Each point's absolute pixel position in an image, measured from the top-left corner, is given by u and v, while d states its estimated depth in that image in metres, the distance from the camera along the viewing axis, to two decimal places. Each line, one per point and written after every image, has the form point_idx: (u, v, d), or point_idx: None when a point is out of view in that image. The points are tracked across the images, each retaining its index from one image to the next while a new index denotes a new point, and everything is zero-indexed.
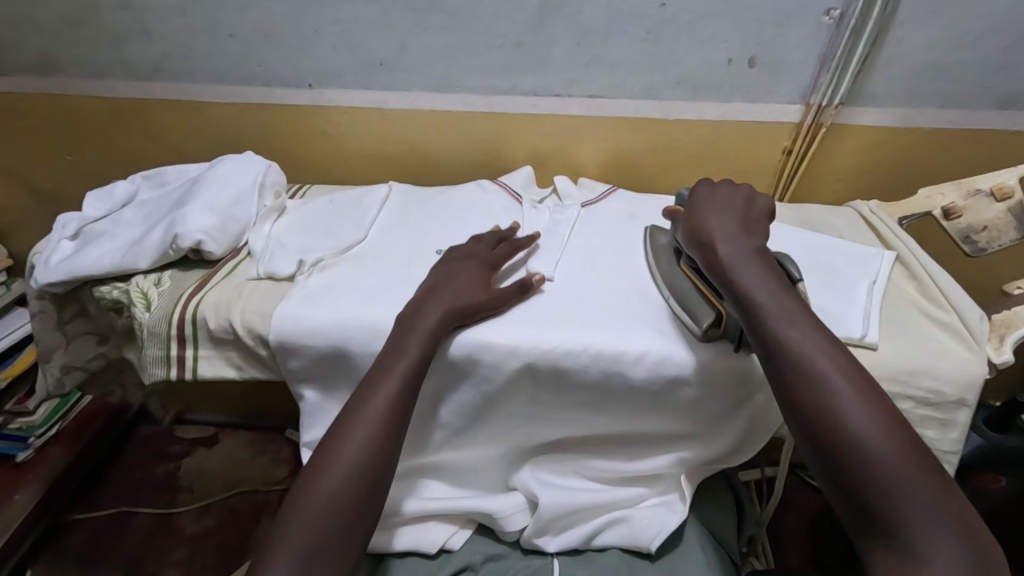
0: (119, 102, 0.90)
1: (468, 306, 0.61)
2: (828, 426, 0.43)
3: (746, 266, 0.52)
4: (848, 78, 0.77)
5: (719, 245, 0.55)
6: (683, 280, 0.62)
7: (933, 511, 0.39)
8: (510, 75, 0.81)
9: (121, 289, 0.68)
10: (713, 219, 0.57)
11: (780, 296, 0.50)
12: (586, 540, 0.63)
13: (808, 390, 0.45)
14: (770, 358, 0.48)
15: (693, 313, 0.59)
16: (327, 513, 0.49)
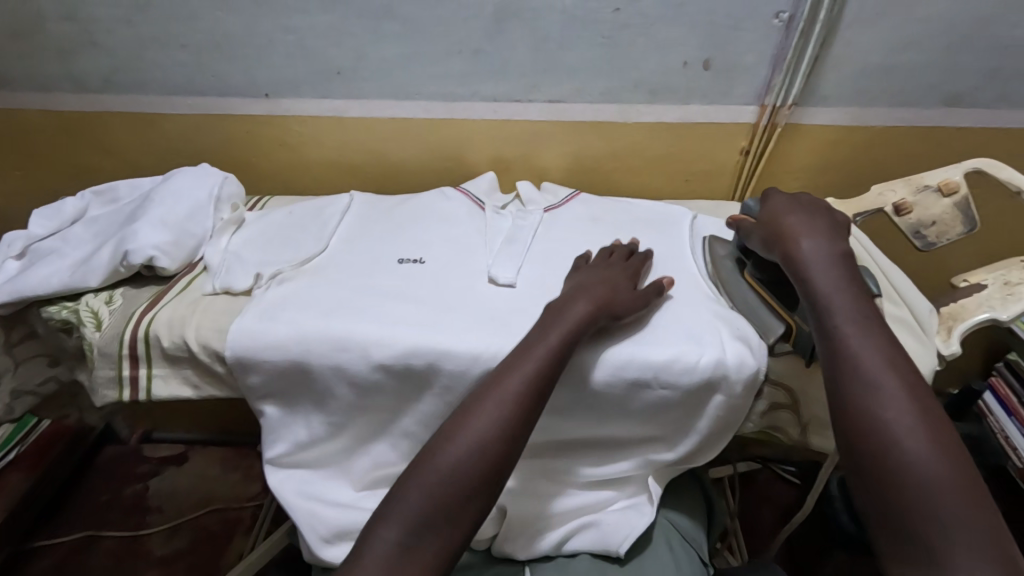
0: (67, 116, 0.88)
1: (618, 304, 0.60)
2: (878, 440, 0.46)
3: (827, 271, 0.55)
4: (800, 79, 0.78)
5: (802, 246, 0.57)
6: (748, 289, 0.65)
7: (971, 539, 0.41)
8: (468, 82, 0.81)
9: (70, 309, 0.66)
10: (794, 219, 0.60)
11: (851, 304, 0.53)
12: (556, 547, 0.63)
13: (860, 399, 0.48)
14: (832, 362, 0.51)
15: (762, 324, 0.61)
16: (430, 501, 0.48)
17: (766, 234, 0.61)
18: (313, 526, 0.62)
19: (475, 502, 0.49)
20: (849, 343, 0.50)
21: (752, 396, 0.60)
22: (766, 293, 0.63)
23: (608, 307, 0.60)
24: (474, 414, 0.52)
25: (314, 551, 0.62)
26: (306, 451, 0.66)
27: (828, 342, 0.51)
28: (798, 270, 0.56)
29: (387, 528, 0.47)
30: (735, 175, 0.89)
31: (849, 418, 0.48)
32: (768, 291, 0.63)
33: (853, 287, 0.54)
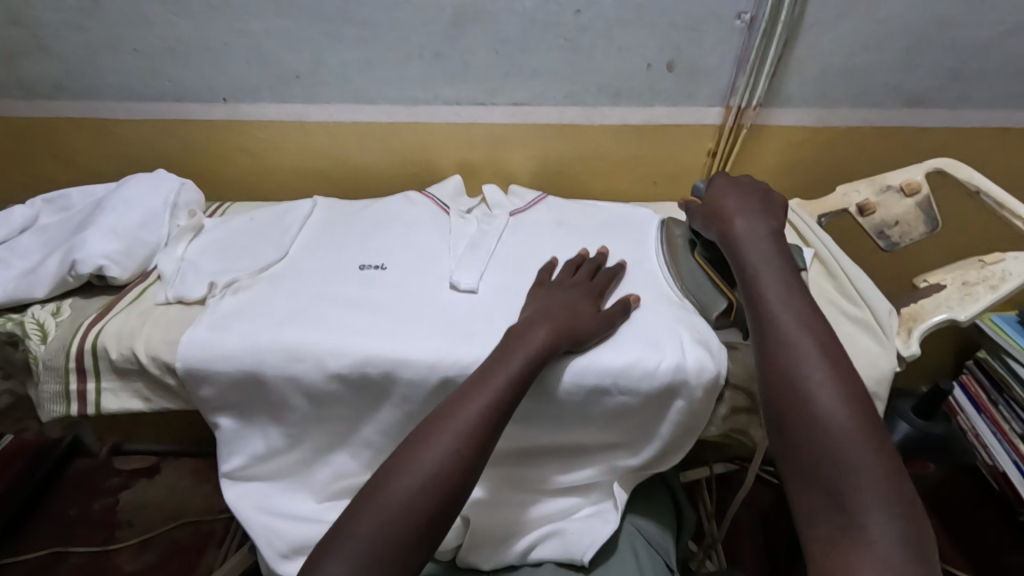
0: (20, 123, 0.86)
1: (582, 330, 0.58)
2: (792, 393, 0.46)
3: (756, 245, 0.58)
4: (764, 80, 0.78)
5: (735, 224, 0.60)
6: (696, 267, 0.68)
7: (874, 486, 0.40)
8: (430, 86, 0.80)
9: (15, 321, 0.63)
10: (733, 202, 0.63)
11: (776, 272, 0.55)
12: (520, 555, 0.62)
13: (778, 356, 0.49)
14: (757, 326, 0.52)
15: (704, 300, 0.64)
16: (383, 529, 0.45)
17: (710, 216, 0.64)
18: (271, 540, 0.61)
19: (429, 533, 0.46)
20: (771, 306, 0.52)
21: (713, 399, 0.59)
22: (711, 271, 0.66)
23: (572, 336, 0.58)
24: (430, 438, 0.49)
25: (272, 566, 0.60)
26: (265, 463, 0.64)
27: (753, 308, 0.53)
28: (731, 246, 0.59)
29: (335, 558, 0.43)
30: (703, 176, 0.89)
31: (769, 375, 0.49)
32: (713, 270, 0.66)
33: (779, 258, 0.56)
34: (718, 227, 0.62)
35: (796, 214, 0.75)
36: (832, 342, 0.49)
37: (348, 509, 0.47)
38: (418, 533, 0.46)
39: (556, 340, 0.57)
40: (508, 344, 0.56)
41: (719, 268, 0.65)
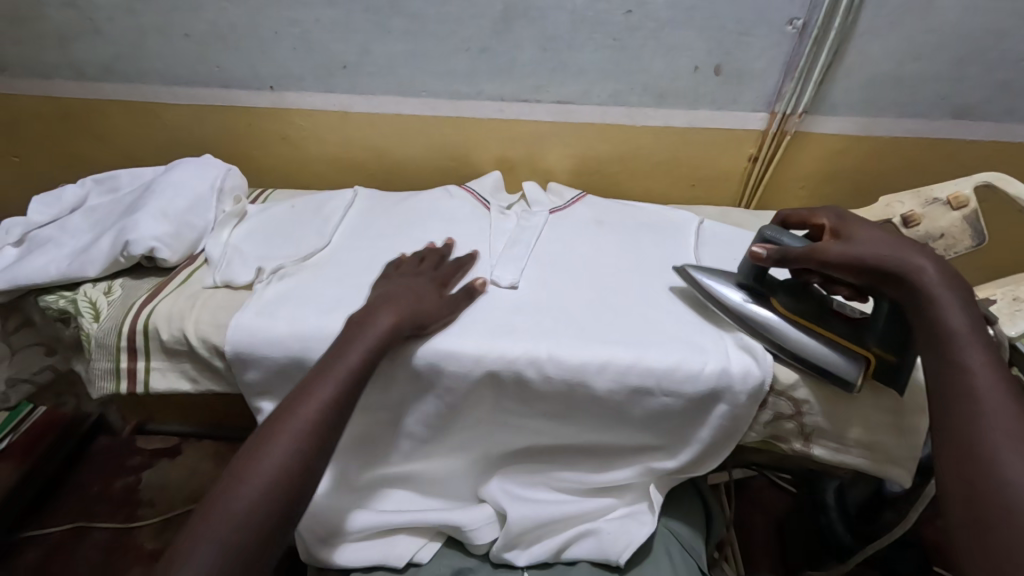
0: (66, 102, 0.87)
1: (427, 313, 0.60)
2: (997, 507, 0.38)
3: (955, 297, 0.46)
4: (811, 87, 0.78)
5: (924, 267, 0.48)
6: (779, 321, 0.59)
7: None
8: (475, 81, 0.80)
9: (68, 299, 0.65)
10: (902, 239, 0.51)
11: (981, 344, 0.44)
12: (554, 554, 0.62)
13: (976, 456, 0.40)
14: (950, 407, 0.43)
15: (835, 359, 0.56)
16: (222, 541, 0.43)
17: (872, 255, 0.50)
18: (311, 527, 0.61)
19: (273, 540, 0.45)
20: (976, 386, 0.42)
21: (757, 405, 0.59)
22: (813, 325, 0.58)
23: (414, 323, 0.59)
24: (270, 444, 0.48)
25: (312, 551, 0.61)
26: None
27: (943, 384, 0.44)
28: (915, 294, 0.48)
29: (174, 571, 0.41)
30: (742, 181, 0.89)
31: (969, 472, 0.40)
32: (815, 323, 0.58)
33: (980, 327, 0.46)
34: (900, 273, 0.48)
35: None
36: None
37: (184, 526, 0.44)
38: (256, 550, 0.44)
39: (408, 327, 0.58)
40: (352, 333, 0.56)
41: (818, 321, 0.58)
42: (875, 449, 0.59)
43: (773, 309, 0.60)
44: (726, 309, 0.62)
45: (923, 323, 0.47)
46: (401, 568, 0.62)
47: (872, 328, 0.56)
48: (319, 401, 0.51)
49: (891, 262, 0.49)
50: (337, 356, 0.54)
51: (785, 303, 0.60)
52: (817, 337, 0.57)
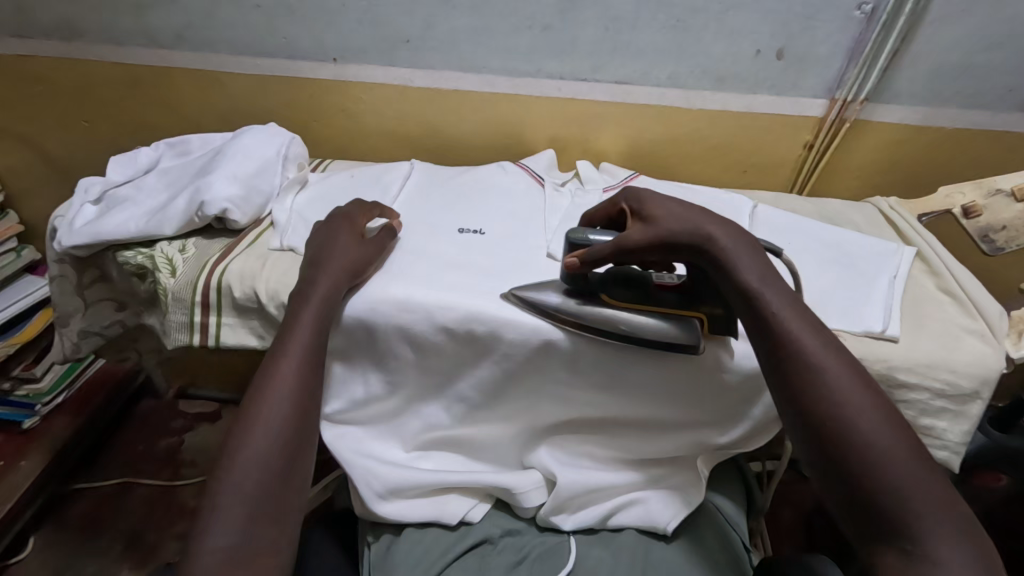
0: (136, 69, 0.90)
1: (359, 264, 0.62)
2: (851, 443, 0.45)
3: (746, 257, 0.53)
4: (875, 74, 0.78)
5: (714, 233, 0.54)
6: (618, 314, 0.60)
7: (948, 523, 0.41)
8: (535, 58, 0.81)
9: (145, 255, 0.68)
10: (699, 210, 0.57)
11: (779, 293, 0.52)
12: (602, 519, 0.64)
13: (813, 395, 0.47)
14: (779, 359, 0.50)
15: (676, 328, 0.59)
16: (255, 485, 0.48)
17: (676, 231, 0.54)
18: (369, 482, 0.63)
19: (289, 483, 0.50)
20: (800, 335, 0.49)
21: None
22: (643, 307, 0.60)
23: (352, 274, 0.61)
24: (264, 399, 0.52)
25: (369, 505, 0.63)
26: (362, 410, 0.67)
27: (765, 341, 0.51)
28: (718, 258, 0.53)
29: (217, 523, 0.46)
30: (795, 169, 0.89)
31: (812, 410, 0.47)
32: (648, 304, 0.60)
33: (772, 272, 0.53)
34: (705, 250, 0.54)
35: (895, 211, 0.78)
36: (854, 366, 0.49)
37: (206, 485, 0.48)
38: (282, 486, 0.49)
39: (349, 279, 0.61)
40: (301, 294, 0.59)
41: (651, 302, 0.60)
42: (929, 433, 0.59)
43: (606, 305, 0.61)
44: (557, 319, 0.60)
45: (728, 284, 0.53)
46: (455, 525, 0.65)
47: (697, 290, 0.60)
48: (291, 364, 0.54)
49: (694, 234, 0.54)
50: (296, 313, 0.57)
51: (615, 295, 0.61)
52: (657, 315, 0.60)
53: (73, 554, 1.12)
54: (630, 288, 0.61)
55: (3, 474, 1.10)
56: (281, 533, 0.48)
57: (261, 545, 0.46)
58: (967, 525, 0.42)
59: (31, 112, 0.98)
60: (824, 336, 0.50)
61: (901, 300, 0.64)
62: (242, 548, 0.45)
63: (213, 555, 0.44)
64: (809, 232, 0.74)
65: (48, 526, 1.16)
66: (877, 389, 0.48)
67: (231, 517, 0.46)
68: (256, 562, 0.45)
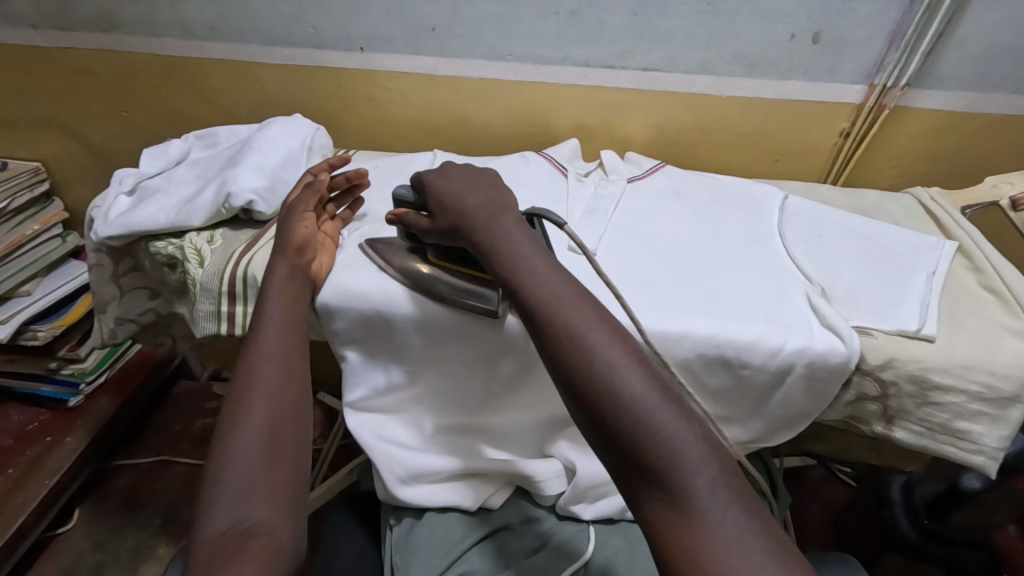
0: (171, 60, 0.92)
1: (303, 242, 0.65)
2: (598, 389, 0.46)
3: (506, 224, 0.58)
4: (918, 58, 0.75)
5: (477, 224, 0.59)
6: (435, 274, 0.63)
7: (701, 453, 0.42)
8: (562, 45, 0.80)
9: (176, 245, 0.70)
10: (462, 198, 0.61)
11: (534, 268, 0.54)
12: (620, 510, 0.65)
13: (573, 359, 0.48)
14: (541, 331, 0.51)
15: (471, 293, 0.61)
16: (249, 470, 0.51)
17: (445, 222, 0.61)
18: (391, 467, 0.65)
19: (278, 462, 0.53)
20: (546, 293, 0.52)
21: (839, 383, 0.57)
22: (461, 269, 0.62)
23: (301, 252, 0.64)
24: (246, 393, 0.56)
25: (390, 489, 0.65)
26: (384, 397, 0.68)
27: (533, 311, 0.52)
28: (481, 247, 0.58)
29: (218, 508, 0.49)
30: (831, 157, 0.85)
31: (572, 375, 0.47)
32: (459, 266, 0.62)
33: (534, 248, 0.56)
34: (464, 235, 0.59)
35: (936, 203, 0.75)
36: (592, 314, 0.51)
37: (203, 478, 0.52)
38: (274, 469, 0.52)
39: (297, 259, 0.64)
40: (266, 291, 0.63)
41: (463, 265, 0.62)
42: (965, 437, 0.56)
43: (429, 264, 0.63)
44: (385, 265, 0.64)
45: (490, 264, 0.57)
46: (474, 510, 0.66)
47: None
48: (263, 352, 0.59)
49: (460, 227, 0.60)
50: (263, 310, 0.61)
51: (438, 255, 0.63)
52: (466, 278, 0.62)
53: (116, 526, 1.18)
54: (453, 249, 0.63)
55: (49, 449, 1.16)
56: (277, 511, 0.50)
57: (258, 521, 0.49)
58: (720, 454, 0.43)
59: (74, 104, 1.01)
60: (580, 299, 0.52)
61: (940, 297, 0.61)
62: (240, 526, 0.48)
63: (213, 537, 0.47)
64: (844, 223, 0.71)
65: (91, 499, 1.22)
66: (630, 341, 0.49)
67: (227, 502, 0.49)
68: (254, 537, 0.47)
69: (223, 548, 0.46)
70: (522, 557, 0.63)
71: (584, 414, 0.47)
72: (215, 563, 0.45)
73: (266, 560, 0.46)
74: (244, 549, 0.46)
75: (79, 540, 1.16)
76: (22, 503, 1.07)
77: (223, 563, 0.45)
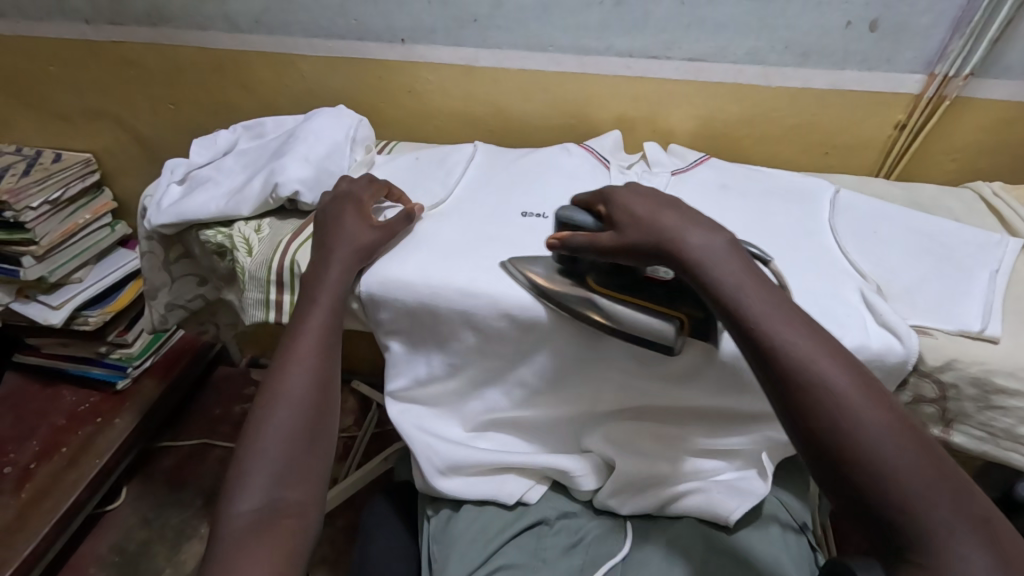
0: (218, 53, 0.94)
1: (369, 246, 0.64)
2: (854, 445, 0.43)
3: (725, 250, 0.53)
4: (984, 46, 0.71)
5: (683, 240, 0.54)
6: (599, 300, 0.58)
7: (965, 524, 0.40)
8: (606, 35, 0.79)
9: (225, 234, 0.71)
10: (659, 215, 0.56)
11: (768, 303, 0.50)
12: (660, 507, 0.64)
13: (821, 413, 0.45)
14: (776, 373, 0.47)
15: (651, 324, 0.57)
16: (282, 451, 0.52)
17: (643, 241, 0.55)
18: (430, 458, 0.65)
19: (311, 445, 0.54)
20: (781, 332, 0.48)
21: (894, 383, 0.55)
22: (625, 299, 0.59)
23: (364, 254, 0.63)
24: (287, 373, 0.57)
25: (428, 480, 0.65)
26: (425, 388, 0.68)
27: (762, 354, 0.48)
28: (686, 262, 0.53)
29: (248, 486, 0.50)
30: (884, 151, 0.82)
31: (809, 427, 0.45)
32: (627, 295, 0.59)
33: (755, 278, 0.51)
34: (669, 252, 0.54)
35: (999, 198, 0.72)
36: (840, 359, 0.47)
37: (236, 453, 0.53)
38: (307, 451, 0.54)
39: (359, 259, 0.63)
40: (313, 272, 0.63)
41: (636, 294, 0.59)
42: None
43: (592, 290, 0.59)
44: (541, 291, 0.60)
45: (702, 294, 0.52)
46: (511, 505, 0.66)
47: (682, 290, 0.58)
48: (309, 335, 0.59)
49: (660, 243, 0.54)
50: (315, 296, 0.61)
51: (601, 283, 0.60)
52: (635, 308, 0.58)
53: (160, 505, 1.23)
54: (617, 278, 0.60)
55: (100, 429, 1.21)
56: (308, 494, 0.52)
57: (288, 502, 0.50)
58: (977, 522, 0.41)
59: (125, 96, 1.04)
60: (822, 342, 0.48)
61: (1004, 298, 0.59)
62: (272, 505, 0.50)
63: (244, 514, 0.49)
64: (900, 219, 0.68)
65: (139, 478, 1.27)
66: (887, 401, 0.45)
67: (262, 478, 0.51)
68: (283, 518, 0.49)
69: (255, 526, 0.48)
70: (559, 553, 0.62)
71: (830, 476, 0.44)
72: (247, 542, 0.47)
73: (293, 543, 0.48)
74: (273, 528, 0.48)
75: (126, 518, 1.21)
76: (74, 480, 1.12)
77: (253, 542, 0.47)
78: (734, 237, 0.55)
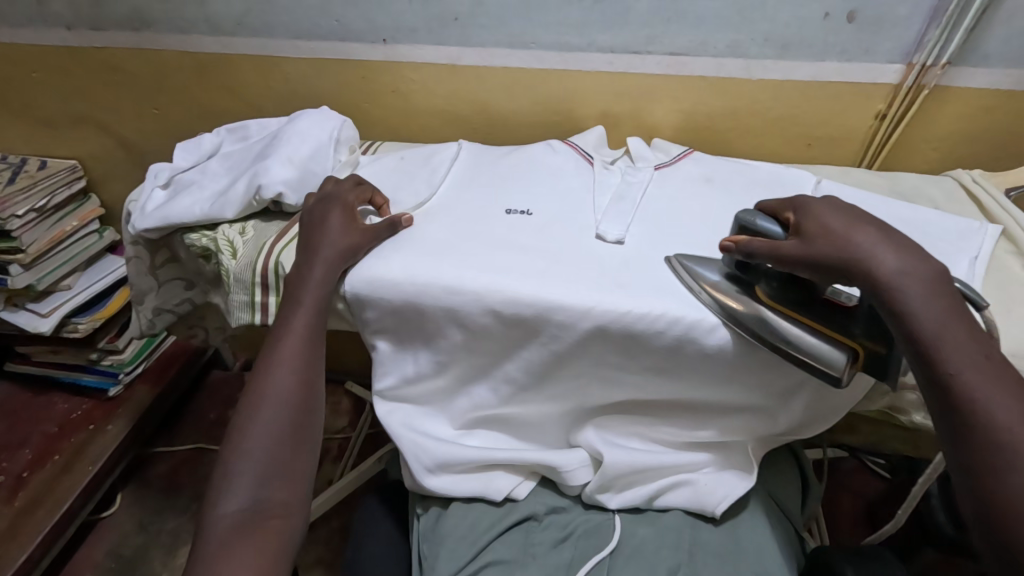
0: (201, 57, 0.94)
1: (351, 246, 0.64)
2: None
3: (932, 288, 0.49)
4: (960, 35, 0.72)
5: (879, 262, 0.50)
6: (766, 314, 0.56)
7: None
8: (587, 31, 0.79)
9: (209, 237, 0.71)
10: (858, 233, 0.52)
11: (965, 340, 0.47)
12: (648, 500, 0.64)
13: (1001, 487, 0.44)
14: (961, 429, 0.46)
15: (816, 350, 0.53)
16: (266, 453, 0.53)
17: (829, 254, 0.51)
18: (418, 456, 0.66)
19: (297, 446, 0.54)
20: (975, 391, 0.46)
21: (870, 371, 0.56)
22: (799, 316, 0.55)
23: (345, 257, 0.63)
24: (271, 375, 0.57)
25: (417, 479, 0.65)
26: (412, 386, 0.68)
27: (944, 393, 0.47)
28: (879, 286, 0.50)
29: (233, 489, 0.50)
30: (866, 142, 0.83)
31: (979, 471, 0.45)
32: (798, 313, 0.55)
33: (958, 316, 0.48)
34: (860, 272, 0.50)
35: (978, 185, 0.72)
36: None
37: (221, 454, 0.53)
38: (293, 452, 0.54)
39: (341, 261, 0.63)
40: (296, 273, 0.63)
41: (806, 312, 0.55)
42: None
43: (763, 303, 0.56)
44: (704, 292, 0.59)
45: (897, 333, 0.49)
46: (500, 501, 0.66)
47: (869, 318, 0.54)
48: (292, 337, 0.59)
49: (850, 260, 0.51)
50: (299, 297, 0.61)
51: (775, 296, 0.57)
52: (806, 329, 0.54)
53: (155, 510, 1.23)
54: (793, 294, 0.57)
55: (93, 436, 1.21)
56: (294, 495, 0.52)
57: (273, 503, 0.51)
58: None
59: (109, 102, 1.04)
60: (1013, 390, 0.46)
61: (982, 283, 0.59)
62: (257, 506, 0.50)
63: (229, 515, 0.49)
64: (881, 208, 0.69)
65: (134, 484, 1.27)
66: None
67: (247, 479, 0.51)
68: (270, 519, 0.50)
69: (241, 527, 0.49)
70: (548, 547, 0.63)
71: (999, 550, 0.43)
72: (234, 544, 0.48)
73: (280, 544, 0.49)
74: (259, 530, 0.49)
75: (122, 524, 1.21)
76: (68, 487, 1.12)
77: (240, 544, 0.48)
78: (942, 269, 0.50)
